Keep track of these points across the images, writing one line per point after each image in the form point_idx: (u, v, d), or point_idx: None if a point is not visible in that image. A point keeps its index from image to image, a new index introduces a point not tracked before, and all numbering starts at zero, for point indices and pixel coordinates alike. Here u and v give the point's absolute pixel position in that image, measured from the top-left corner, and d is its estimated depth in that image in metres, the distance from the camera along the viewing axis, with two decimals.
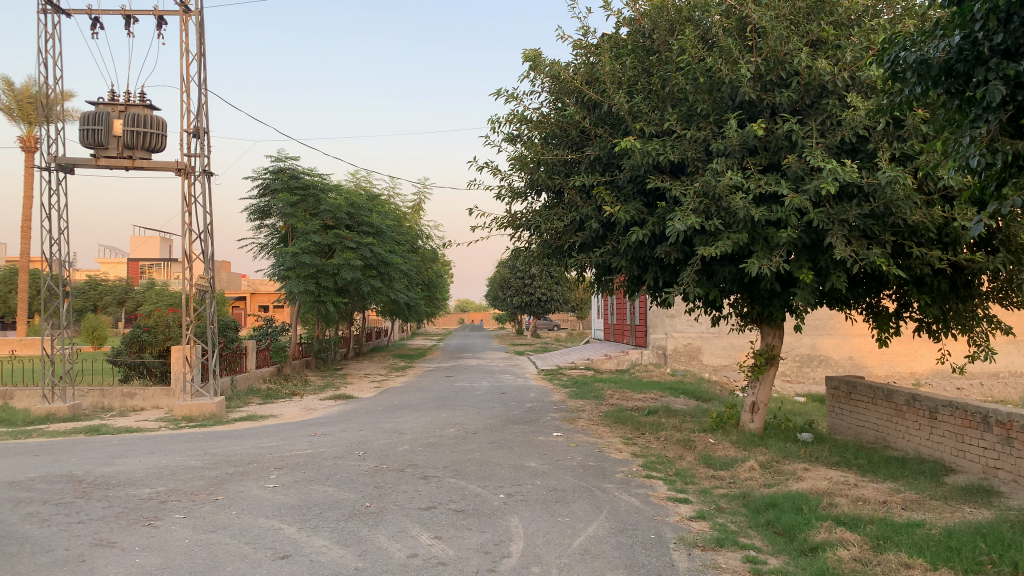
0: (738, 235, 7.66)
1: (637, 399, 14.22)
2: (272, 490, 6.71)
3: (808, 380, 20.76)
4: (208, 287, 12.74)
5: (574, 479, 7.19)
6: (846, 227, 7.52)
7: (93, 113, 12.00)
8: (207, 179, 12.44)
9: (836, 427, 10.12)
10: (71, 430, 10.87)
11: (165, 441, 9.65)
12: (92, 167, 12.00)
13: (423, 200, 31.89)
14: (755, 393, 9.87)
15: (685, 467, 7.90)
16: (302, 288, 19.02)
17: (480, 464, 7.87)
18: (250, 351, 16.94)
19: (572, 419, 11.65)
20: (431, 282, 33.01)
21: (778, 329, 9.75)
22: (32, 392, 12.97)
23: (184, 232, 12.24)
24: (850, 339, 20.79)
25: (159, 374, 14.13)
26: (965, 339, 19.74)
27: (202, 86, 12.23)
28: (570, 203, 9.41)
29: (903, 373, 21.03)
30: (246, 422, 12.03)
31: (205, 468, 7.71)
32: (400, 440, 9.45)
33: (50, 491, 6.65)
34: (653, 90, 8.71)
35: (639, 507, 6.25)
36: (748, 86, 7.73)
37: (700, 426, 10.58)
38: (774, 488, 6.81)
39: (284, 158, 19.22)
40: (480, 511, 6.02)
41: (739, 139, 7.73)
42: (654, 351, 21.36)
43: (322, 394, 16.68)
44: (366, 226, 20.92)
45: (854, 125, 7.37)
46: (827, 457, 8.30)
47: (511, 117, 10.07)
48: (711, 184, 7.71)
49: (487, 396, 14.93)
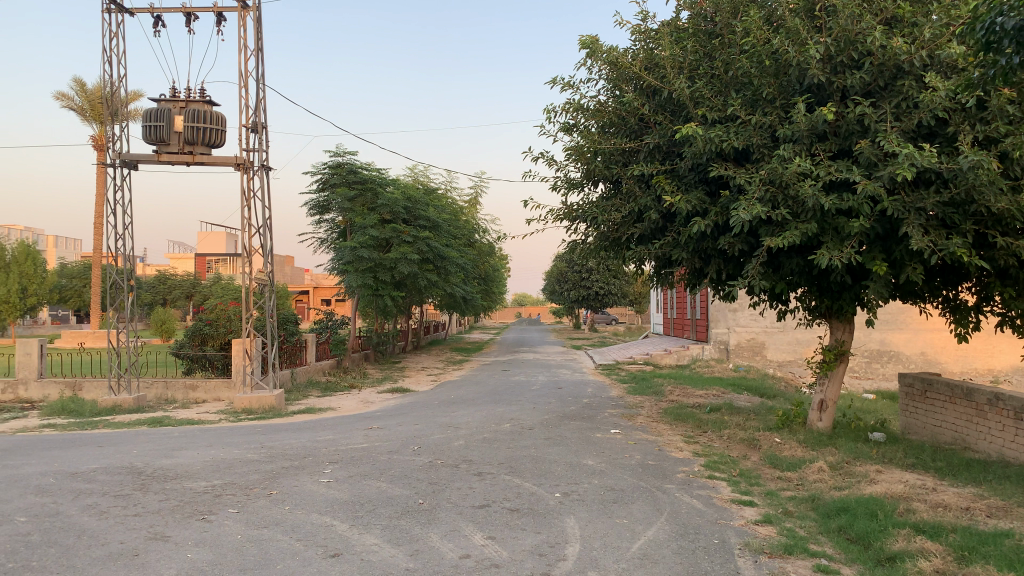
0: (807, 225, 7.30)
1: (699, 395, 13.87)
2: (325, 485, 6.65)
3: (877, 376, 20.02)
4: (267, 281, 12.83)
5: (633, 479, 6.95)
6: (924, 215, 7.08)
7: (155, 109, 12.20)
8: (265, 174, 12.54)
9: (910, 427, 9.63)
10: (136, 422, 11.07)
11: (224, 434, 9.74)
12: (154, 163, 12.22)
13: (481, 194, 31.88)
14: (823, 391, 9.44)
15: (750, 468, 7.58)
16: (361, 282, 19.15)
17: (536, 461, 7.69)
18: (309, 345, 17.09)
19: (631, 415, 11.38)
20: (489, 277, 33.01)
21: (849, 324, 9.31)
22: (100, 383, 13.30)
23: (244, 226, 12.37)
24: (923, 334, 19.96)
25: (221, 366, 14.34)
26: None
27: (260, 81, 12.32)
28: (628, 193, 9.14)
29: (981, 369, 20.06)
30: (304, 414, 12.10)
31: (261, 461, 7.72)
32: (455, 435, 9.34)
33: (110, 482, 6.72)
34: (716, 75, 8.38)
35: (701, 509, 5.98)
36: (817, 68, 7.34)
37: (765, 424, 10.18)
38: (846, 491, 6.44)
39: (342, 153, 19.35)
40: (535, 511, 5.84)
41: (807, 124, 7.37)
42: (715, 346, 20.87)
43: (381, 388, 16.74)
44: (423, 220, 20.92)
45: (932, 106, 6.92)
46: (902, 458, 7.86)
47: (568, 106, 9.85)
48: (778, 172, 7.36)
49: (544, 390, 14.76)
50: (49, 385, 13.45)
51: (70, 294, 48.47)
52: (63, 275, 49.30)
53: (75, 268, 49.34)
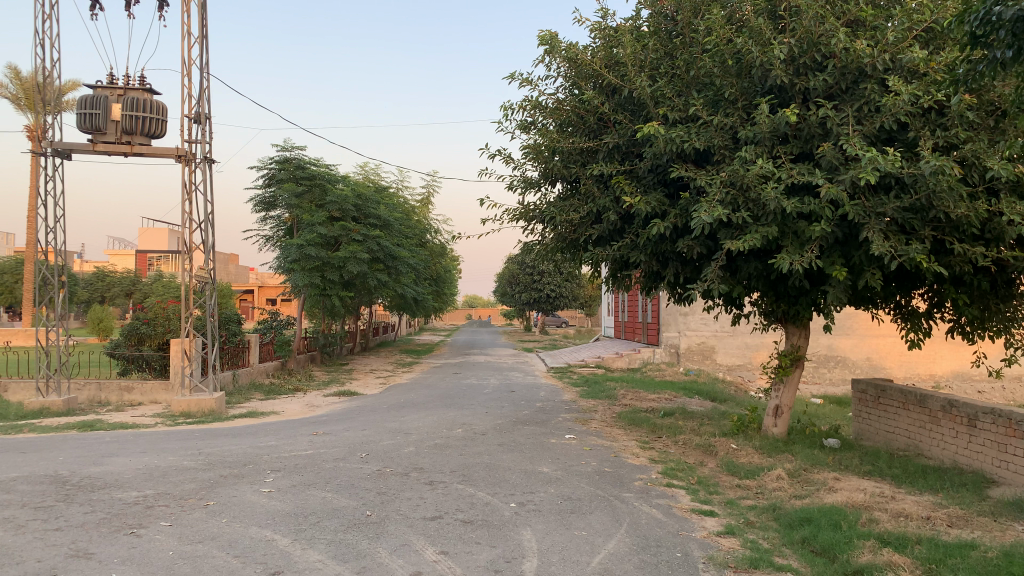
0: (768, 228, 7.17)
1: (652, 400, 13.75)
2: (266, 496, 6.27)
3: (825, 381, 20.23)
4: (208, 278, 12.28)
5: (590, 488, 6.71)
6: (884, 220, 7.00)
7: (91, 96, 11.58)
8: (208, 166, 12.01)
9: (863, 433, 9.60)
10: (65, 426, 10.46)
11: (159, 439, 9.22)
12: (89, 153, 11.59)
13: (433, 194, 31.47)
14: (778, 396, 9.37)
15: (708, 475, 7.42)
16: (307, 281, 18.60)
17: (489, 469, 7.41)
18: (252, 345, 16.53)
19: (585, 420, 11.18)
20: (440, 278, 32.62)
21: (805, 329, 9.25)
22: (27, 385, 12.58)
23: (185, 221, 11.82)
24: (869, 339, 20.26)
25: (159, 367, 13.73)
26: (1002, 342, 19.29)
27: (203, 70, 11.80)
28: (586, 193, 8.93)
29: (923, 374, 20.47)
30: (246, 418, 11.63)
31: (199, 469, 7.28)
32: (405, 441, 9.00)
33: (31, 493, 6.23)
34: (677, 74, 8.24)
35: (662, 520, 5.77)
36: (780, 69, 7.23)
37: (720, 429, 10.08)
38: (806, 500, 6.31)
39: (290, 148, 18.80)
40: (490, 523, 5.56)
41: (769, 125, 7.24)
42: (666, 350, 20.85)
43: (326, 391, 16.23)
44: (373, 219, 20.45)
45: (894, 111, 6.85)
46: (858, 465, 7.80)
47: (525, 103, 9.61)
48: (739, 174, 7.22)
49: (496, 394, 14.47)
50: None
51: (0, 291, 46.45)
52: None
53: (6, 262, 47.18)
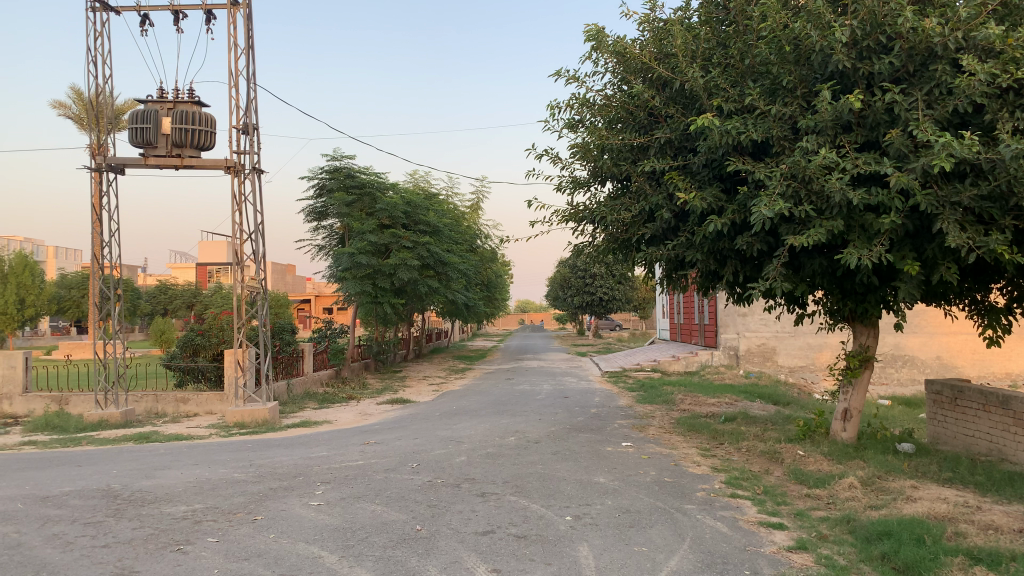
0: (833, 222, 6.78)
1: (712, 404, 13.31)
2: (315, 509, 6.12)
3: (892, 381, 19.44)
4: (259, 289, 12.30)
5: (650, 500, 6.39)
6: (959, 210, 6.54)
7: (142, 111, 11.73)
8: (257, 177, 12.04)
9: (939, 437, 9.05)
10: (122, 438, 10.54)
11: (212, 451, 9.20)
12: (141, 167, 11.73)
13: (482, 199, 31.38)
14: (846, 399, 8.88)
15: (774, 484, 7.02)
16: (359, 289, 18.62)
17: (543, 479, 7.14)
18: (306, 354, 16.59)
19: (641, 426, 10.83)
20: (491, 283, 32.51)
21: (874, 328, 8.78)
22: (87, 397, 12.79)
23: (235, 232, 11.85)
24: (938, 337, 19.41)
25: (214, 378, 13.84)
26: None
27: (251, 81, 11.84)
28: (638, 191, 8.62)
29: (999, 372, 19.50)
30: (299, 428, 11.58)
31: (249, 481, 7.18)
32: (457, 450, 8.79)
33: (83, 508, 6.19)
34: (731, 64, 7.89)
35: (727, 534, 5.43)
36: (842, 53, 6.84)
37: (785, 435, 9.62)
38: (883, 511, 5.89)
39: (340, 156, 18.86)
40: (545, 538, 5.30)
41: (832, 113, 6.85)
42: (724, 352, 20.28)
43: (380, 399, 16.17)
44: (423, 225, 20.40)
45: (969, 92, 6.38)
46: (937, 472, 7.32)
47: (572, 101, 9.37)
48: (801, 166, 6.85)
49: (549, 400, 14.20)
50: (35, 400, 12.90)
51: (68, 305, 47.90)
52: (61, 285, 48.61)
53: (72, 278, 48.68)
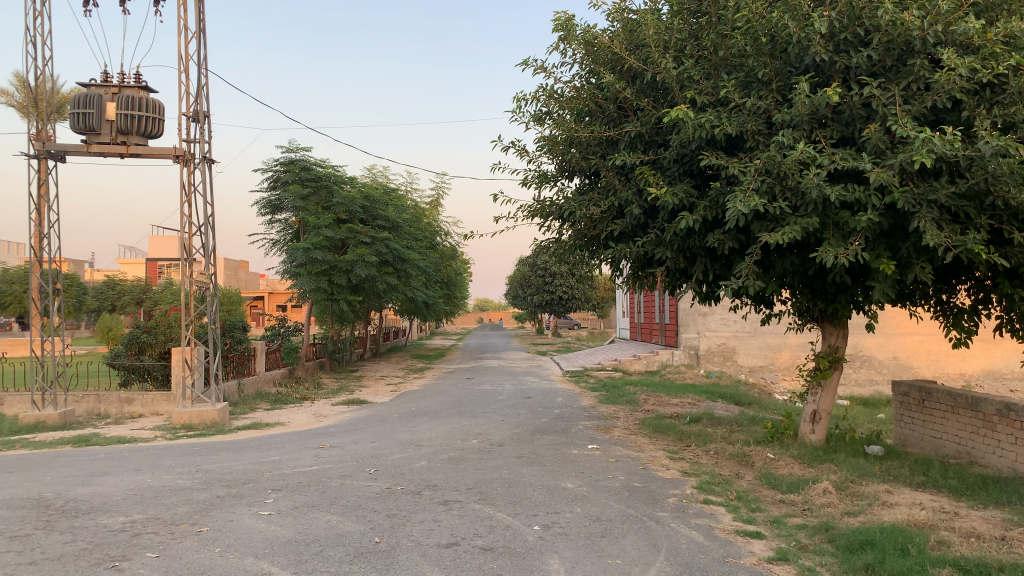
0: (808, 220, 6.57)
1: (675, 405, 13.14)
2: (265, 520, 5.70)
3: (849, 382, 19.57)
4: (209, 284, 11.73)
5: (621, 506, 6.12)
6: (936, 208, 6.38)
7: (85, 95, 11.10)
8: (207, 167, 11.50)
9: (907, 438, 8.95)
10: (59, 441, 9.94)
11: (156, 455, 8.68)
12: (83, 154, 11.09)
13: (442, 196, 30.94)
14: (815, 401, 8.72)
15: (746, 489, 6.80)
16: (314, 286, 18.08)
17: (508, 485, 6.82)
18: (258, 353, 16.01)
19: (606, 428, 10.58)
20: (451, 281, 32.11)
21: (844, 328, 8.63)
22: (23, 398, 12.10)
23: (184, 223, 11.28)
24: (895, 338, 19.60)
25: (161, 378, 13.25)
26: None
27: (202, 66, 11.30)
28: (607, 186, 8.34)
29: (952, 373, 19.76)
30: (250, 430, 11.09)
31: (194, 489, 6.71)
32: (417, 454, 8.43)
33: (9, 519, 5.68)
34: (704, 55, 7.69)
35: (704, 544, 5.18)
36: (819, 46, 6.66)
37: (752, 437, 9.45)
38: (861, 518, 5.69)
39: (295, 149, 18.25)
40: (513, 551, 4.97)
41: (808, 107, 6.64)
42: (686, 351, 20.19)
43: (335, 399, 15.66)
44: (381, 220, 19.92)
45: (948, 88, 6.24)
46: (909, 476, 7.18)
47: (539, 92, 9.08)
48: (776, 161, 6.63)
49: (511, 400, 13.91)
50: None
51: (9, 301, 45.95)
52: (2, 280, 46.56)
53: (12, 273, 46.70)
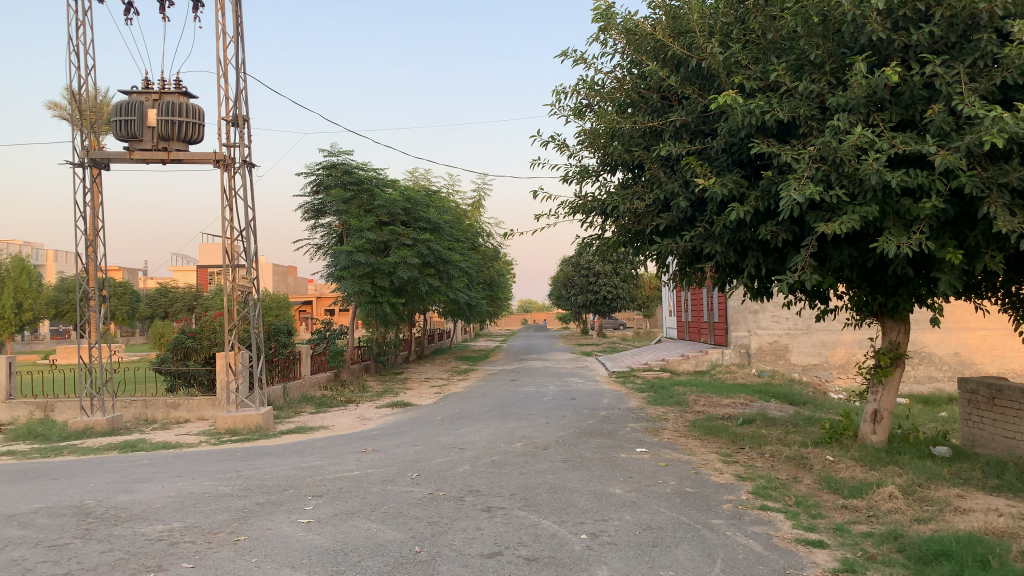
0: (867, 208, 6.18)
1: (727, 405, 12.75)
2: (304, 528, 5.55)
3: (907, 379, 18.88)
4: (251, 288, 11.70)
5: (672, 513, 5.82)
6: (1007, 193, 5.94)
7: (127, 103, 11.16)
8: (247, 171, 11.49)
9: (977, 439, 8.44)
10: (106, 446, 10.00)
11: (199, 460, 8.64)
12: (126, 161, 11.16)
13: (484, 196, 30.83)
14: (876, 401, 8.28)
15: (805, 494, 6.45)
16: (357, 289, 18.07)
17: (554, 491, 6.56)
18: (304, 357, 16.02)
19: (655, 430, 10.25)
20: (494, 282, 32.01)
21: (905, 323, 8.20)
22: (73, 404, 12.25)
23: (225, 228, 11.25)
24: (956, 333, 18.86)
25: (206, 383, 13.32)
26: None
27: (240, 69, 11.29)
28: (652, 179, 8.03)
29: (1018, 369, 18.90)
30: (294, 434, 11.03)
31: (234, 496, 6.61)
32: (460, 458, 8.23)
33: (49, 528, 5.62)
34: (751, 40, 7.36)
35: (763, 554, 4.86)
36: (876, 22, 6.27)
37: (809, 438, 9.04)
38: (933, 526, 5.30)
39: (337, 153, 18.29)
40: (560, 562, 4.71)
41: (865, 89, 6.26)
42: (735, 350, 19.68)
43: (379, 402, 15.56)
44: (423, 222, 19.84)
45: (1019, 63, 5.80)
46: (981, 479, 6.73)
47: (580, 85, 8.82)
48: (831, 147, 6.27)
49: (557, 402, 13.66)
50: (18, 406, 12.33)
51: (66, 309, 47.22)
52: (59, 289, 47.87)
53: (69, 282, 48.03)
